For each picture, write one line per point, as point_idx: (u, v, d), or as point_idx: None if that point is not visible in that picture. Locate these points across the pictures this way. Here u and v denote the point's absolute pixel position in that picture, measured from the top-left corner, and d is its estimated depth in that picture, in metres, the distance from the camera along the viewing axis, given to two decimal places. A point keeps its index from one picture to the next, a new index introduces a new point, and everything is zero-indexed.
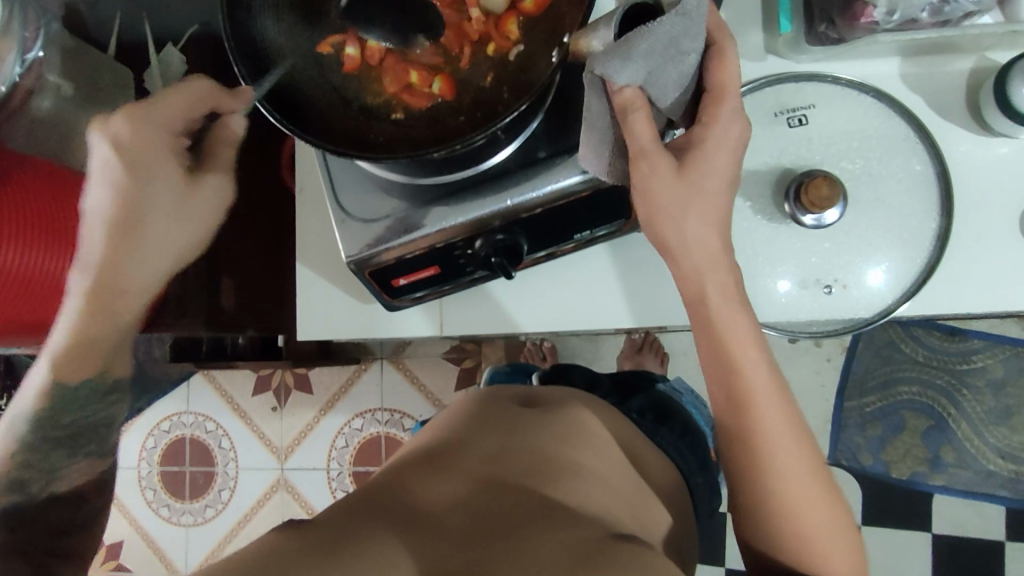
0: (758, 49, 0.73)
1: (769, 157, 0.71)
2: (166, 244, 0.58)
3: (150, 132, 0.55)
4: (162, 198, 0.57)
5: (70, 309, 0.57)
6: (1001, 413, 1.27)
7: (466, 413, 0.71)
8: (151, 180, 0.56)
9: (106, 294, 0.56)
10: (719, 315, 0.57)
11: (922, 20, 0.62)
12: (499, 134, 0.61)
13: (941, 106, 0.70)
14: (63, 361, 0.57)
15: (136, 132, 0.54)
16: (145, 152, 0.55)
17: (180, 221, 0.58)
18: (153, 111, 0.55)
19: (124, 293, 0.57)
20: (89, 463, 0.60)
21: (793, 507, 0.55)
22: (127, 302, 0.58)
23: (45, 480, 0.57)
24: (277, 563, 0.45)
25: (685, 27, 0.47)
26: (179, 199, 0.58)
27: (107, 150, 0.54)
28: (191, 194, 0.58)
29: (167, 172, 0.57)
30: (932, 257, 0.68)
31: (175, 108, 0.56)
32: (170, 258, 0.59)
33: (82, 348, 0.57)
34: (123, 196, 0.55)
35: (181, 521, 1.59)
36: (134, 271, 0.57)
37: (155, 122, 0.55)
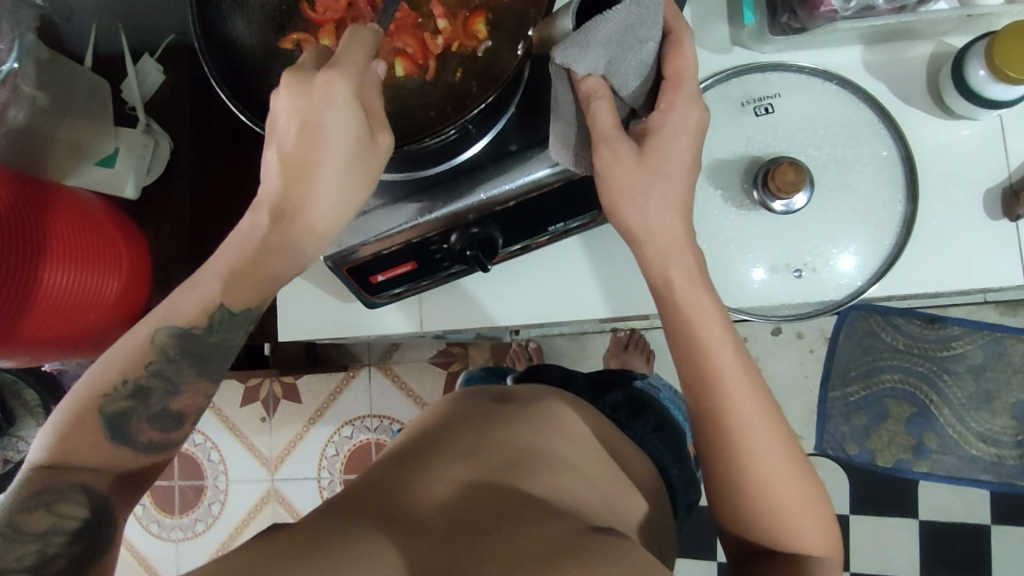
0: (724, 42, 0.74)
1: (737, 146, 0.72)
2: (337, 199, 0.56)
3: (337, 84, 0.52)
4: (341, 149, 0.54)
5: (241, 251, 0.57)
6: (982, 398, 1.28)
7: (443, 412, 0.71)
8: (334, 127, 0.53)
9: (281, 238, 0.56)
10: (685, 297, 0.58)
11: (879, 6, 0.64)
12: (471, 129, 0.62)
13: (902, 91, 0.72)
14: (230, 284, 0.57)
15: (327, 80, 0.52)
16: (321, 105, 0.52)
17: (360, 179, 0.55)
18: (344, 65, 0.52)
19: (298, 237, 0.57)
20: (208, 383, 0.60)
21: (765, 485, 0.56)
22: (297, 245, 0.57)
23: (166, 391, 0.57)
24: (256, 565, 0.45)
25: (641, 17, 0.49)
26: (356, 151, 0.54)
27: (295, 99, 0.52)
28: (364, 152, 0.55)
29: (349, 123, 0.53)
30: (898, 239, 0.70)
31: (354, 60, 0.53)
32: (333, 216, 0.57)
33: (251, 279, 0.57)
34: (303, 144, 0.53)
35: (171, 536, 1.58)
36: (314, 218, 0.56)
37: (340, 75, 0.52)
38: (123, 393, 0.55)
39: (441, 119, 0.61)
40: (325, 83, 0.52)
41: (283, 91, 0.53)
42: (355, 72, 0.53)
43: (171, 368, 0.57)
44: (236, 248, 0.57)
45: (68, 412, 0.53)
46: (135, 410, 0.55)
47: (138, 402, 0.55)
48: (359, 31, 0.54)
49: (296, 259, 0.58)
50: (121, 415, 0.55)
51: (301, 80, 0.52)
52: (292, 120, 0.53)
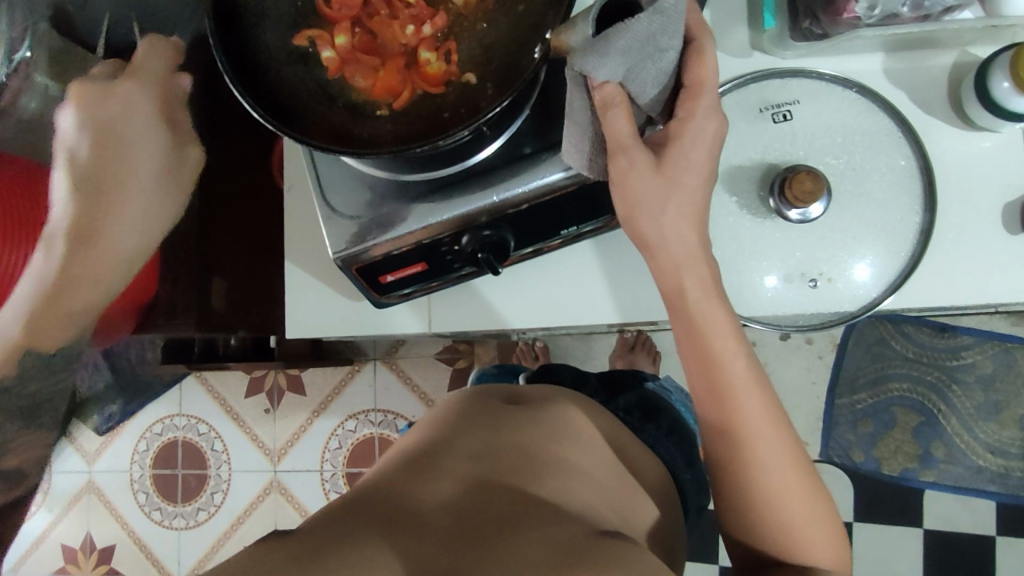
0: (743, 46, 0.74)
1: (754, 153, 0.71)
2: (145, 216, 0.57)
3: (134, 94, 0.56)
4: (150, 160, 0.56)
5: (32, 283, 0.54)
6: (991, 409, 1.27)
7: (450, 413, 0.71)
8: (142, 145, 0.56)
9: (82, 260, 0.54)
10: (699, 306, 0.57)
11: (903, 14, 0.63)
12: (484, 130, 0.62)
13: (923, 100, 0.71)
14: (34, 328, 0.54)
15: (120, 94, 0.55)
16: (127, 115, 0.55)
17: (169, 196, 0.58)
18: (142, 72, 0.58)
19: (101, 265, 0.55)
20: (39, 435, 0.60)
21: (775, 498, 0.56)
22: (96, 272, 0.55)
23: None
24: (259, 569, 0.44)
25: (663, 25, 0.48)
26: (165, 164, 0.58)
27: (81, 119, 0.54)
28: (173, 171, 0.59)
29: (155, 136, 0.57)
30: (915, 250, 0.69)
31: (151, 70, 0.59)
32: (139, 238, 0.57)
33: (57, 316, 0.54)
34: (104, 157, 0.54)
35: (173, 524, 1.58)
36: (116, 245, 0.55)
37: (140, 88, 0.57)
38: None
39: (455, 122, 0.61)
40: (129, 95, 0.56)
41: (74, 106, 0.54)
42: (153, 87, 0.58)
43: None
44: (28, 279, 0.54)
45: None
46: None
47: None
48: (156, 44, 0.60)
49: (98, 286, 0.56)
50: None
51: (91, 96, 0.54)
52: (85, 128, 0.54)
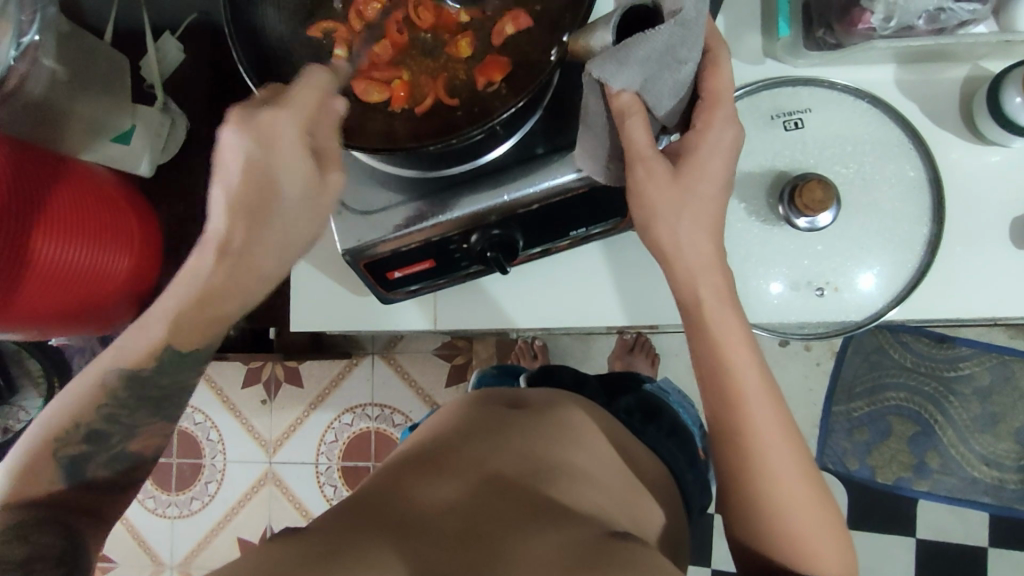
0: (756, 52, 0.74)
1: (764, 159, 0.71)
2: (284, 243, 0.55)
3: (286, 129, 0.50)
4: (290, 193, 0.52)
5: (186, 288, 0.56)
6: (986, 421, 1.28)
7: (457, 416, 0.71)
8: (283, 176, 0.51)
9: (237, 277, 0.54)
10: (710, 311, 0.58)
11: (919, 27, 0.63)
12: (497, 129, 0.61)
13: (934, 113, 0.71)
14: (177, 329, 0.57)
15: (271, 124, 0.50)
16: (274, 148, 0.50)
17: (307, 223, 0.54)
18: (292, 107, 0.50)
19: (243, 279, 0.55)
20: (165, 424, 0.62)
21: (778, 505, 0.57)
22: (243, 285, 0.55)
23: (123, 434, 0.60)
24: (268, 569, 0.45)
25: (683, 36, 0.48)
26: (307, 201, 0.53)
27: (243, 145, 0.50)
28: (318, 199, 0.54)
29: (300, 164, 0.51)
30: (922, 261, 0.69)
31: (303, 104, 0.51)
32: (285, 256, 0.56)
33: (194, 323, 0.57)
34: (252, 187, 0.51)
35: (166, 513, 1.58)
36: (257, 264, 0.54)
37: (287, 122, 0.50)
38: (79, 438, 0.57)
39: (468, 119, 0.61)
40: (268, 129, 0.50)
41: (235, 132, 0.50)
42: (306, 111, 0.51)
43: (129, 411, 0.59)
44: (182, 283, 0.56)
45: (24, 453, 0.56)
46: (91, 454, 0.58)
47: (93, 446, 0.58)
48: (315, 71, 0.52)
49: (246, 294, 0.56)
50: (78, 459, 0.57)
51: (249, 122, 0.50)
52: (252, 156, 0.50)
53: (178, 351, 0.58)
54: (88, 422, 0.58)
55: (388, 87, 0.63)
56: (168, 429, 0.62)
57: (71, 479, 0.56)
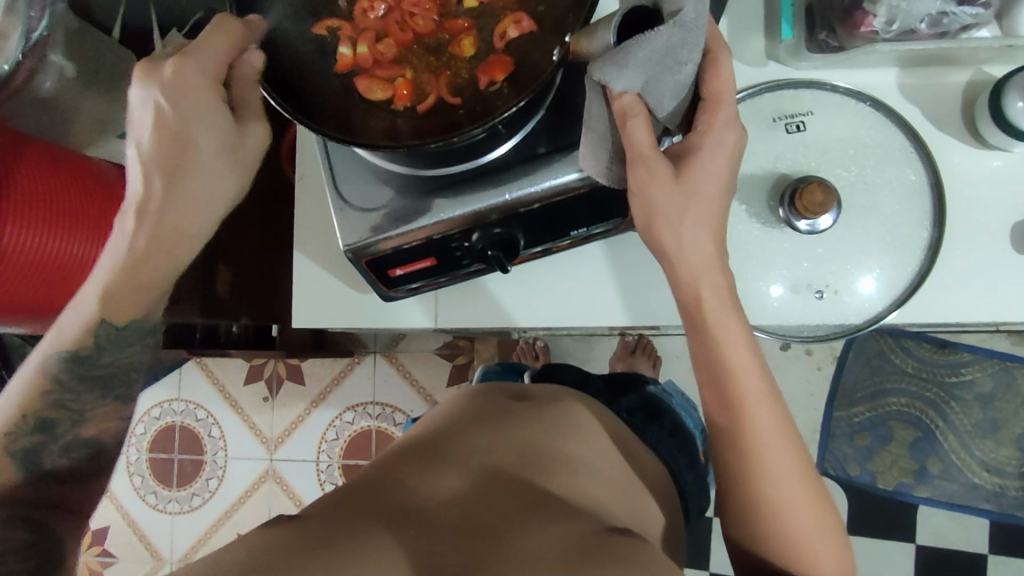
0: (760, 55, 0.74)
1: (766, 162, 0.72)
2: (202, 197, 0.57)
3: (193, 78, 0.54)
4: (206, 142, 0.55)
5: (111, 258, 0.57)
6: (988, 427, 1.28)
7: (458, 407, 0.71)
8: (197, 123, 0.54)
9: (158, 237, 0.56)
10: (711, 312, 0.58)
11: (922, 31, 0.63)
12: (500, 128, 0.62)
13: (936, 117, 0.71)
14: (107, 298, 0.57)
15: (175, 75, 0.53)
16: (183, 92, 0.53)
17: (225, 169, 0.57)
18: (198, 54, 0.54)
19: (170, 235, 0.57)
20: (115, 407, 0.62)
21: (774, 506, 0.57)
22: (171, 244, 0.57)
23: (73, 421, 0.60)
24: (269, 557, 0.45)
25: (683, 38, 0.49)
26: (225, 147, 0.56)
27: (155, 97, 0.53)
28: (237, 145, 0.57)
29: (215, 113, 0.55)
30: (923, 265, 0.69)
31: (213, 50, 0.55)
32: (212, 209, 0.58)
33: (128, 289, 0.57)
34: (165, 139, 0.54)
35: (167, 509, 1.58)
36: (181, 219, 0.57)
37: (203, 69, 0.54)
38: (29, 428, 0.57)
39: (470, 119, 0.61)
40: (189, 73, 0.53)
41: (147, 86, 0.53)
42: (212, 61, 0.55)
43: (74, 392, 0.59)
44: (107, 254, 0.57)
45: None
46: (45, 443, 0.58)
47: (47, 435, 0.58)
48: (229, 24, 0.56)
49: (172, 255, 0.58)
50: (34, 449, 0.57)
51: (155, 73, 0.53)
52: (149, 109, 0.53)
53: (115, 325, 0.58)
54: (37, 411, 0.58)
55: (393, 88, 0.64)
56: (120, 411, 0.63)
57: (29, 471, 0.57)
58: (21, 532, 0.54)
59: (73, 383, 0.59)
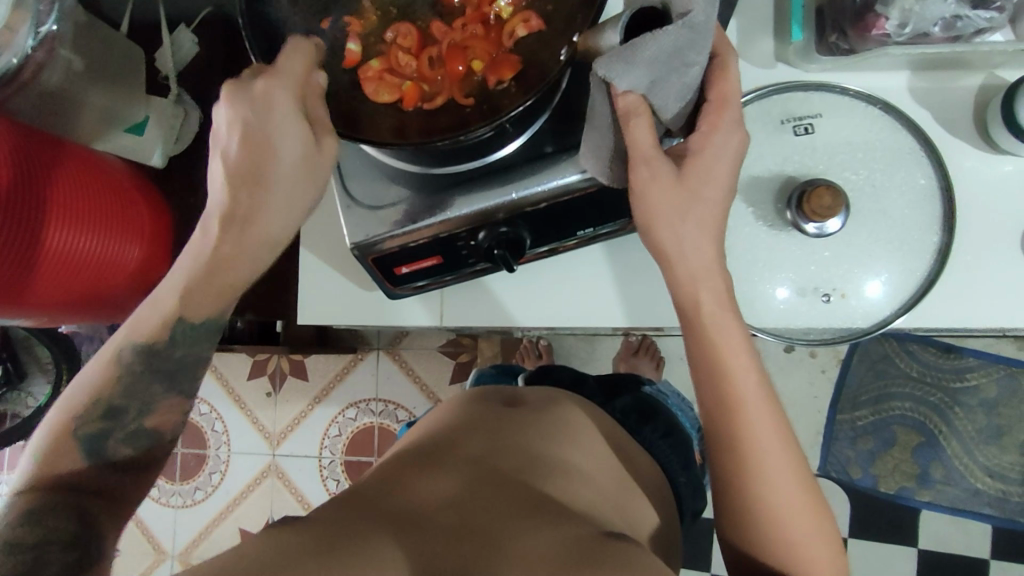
0: (769, 56, 0.74)
1: (773, 164, 0.71)
2: (282, 214, 0.55)
3: (282, 99, 0.51)
4: (289, 155, 0.53)
5: (192, 260, 0.56)
6: (992, 432, 1.27)
7: (457, 412, 0.71)
8: (275, 140, 0.52)
9: (233, 247, 0.55)
10: (711, 314, 0.58)
11: (933, 34, 0.63)
12: (507, 127, 0.61)
13: (946, 121, 0.71)
14: (189, 298, 0.58)
15: (245, 89, 0.51)
16: (264, 111, 0.51)
17: (304, 183, 0.54)
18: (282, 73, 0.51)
19: (250, 245, 0.55)
20: (182, 399, 0.62)
21: (777, 510, 0.57)
22: (250, 252, 0.56)
23: (138, 410, 0.60)
24: (265, 560, 0.44)
25: (691, 40, 0.48)
26: (304, 161, 0.53)
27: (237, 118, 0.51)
28: (319, 160, 0.54)
29: (296, 132, 0.52)
30: (930, 269, 0.69)
31: (296, 68, 0.52)
32: (291, 220, 0.56)
33: (206, 290, 0.57)
34: (251, 157, 0.52)
35: (169, 502, 1.58)
36: (262, 230, 0.55)
37: (286, 84, 0.51)
38: (97, 414, 0.58)
39: (478, 116, 0.61)
40: (271, 93, 0.51)
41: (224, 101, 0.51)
42: (297, 79, 0.52)
43: (142, 385, 0.60)
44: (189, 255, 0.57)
45: (48, 437, 0.57)
46: (111, 429, 0.59)
47: (112, 422, 0.59)
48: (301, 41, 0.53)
49: (250, 264, 0.57)
50: (97, 435, 0.58)
51: (242, 91, 0.51)
52: (233, 128, 0.51)
53: (189, 323, 0.59)
54: (107, 398, 0.59)
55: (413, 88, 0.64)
56: (185, 405, 0.63)
57: (94, 458, 0.58)
58: (69, 519, 0.53)
59: (144, 373, 0.60)
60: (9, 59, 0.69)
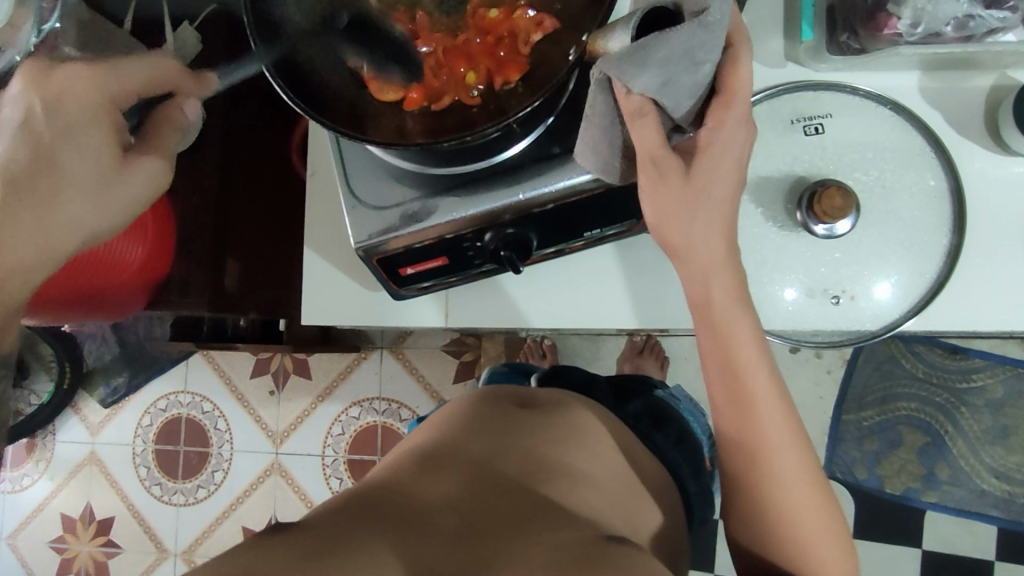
0: (779, 55, 0.73)
1: (783, 164, 0.71)
2: (75, 214, 0.57)
3: (96, 96, 0.57)
4: (80, 161, 0.56)
5: None
6: (998, 433, 1.27)
7: (460, 413, 0.71)
8: (75, 142, 0.56)
9: (9, 244, 0.54)
10: (720, 314, 0.58)
11: (947, 34, 0.62)
12: (514, 127, 0.61)
13: (957, 121, 0.70)
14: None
15: (92, 86, 0.57)
16: (82, 115, 0.56)
17: (100, 198, 0.57)
18: (116, 73, 0.58)
19: (9, 250, 0.54)
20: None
21: (787, 512, 0.57)
22: (23, 252, 0.55)
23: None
24: (261, 566, 0.44)
25: (705, 38, 0.48)
26: (105, 176, 0.58)
27: (18, 110, 0.55)
28: (124, 176, 0.59)
29: (95, 136, 0.57)
30: (941, 271, 0.68)
31: (136, 76, 0.59)
32: (52, 228, 0.56)
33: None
34: (33, 156, 0.55)
35: (172, 500, 1.58)
36: (10, 233, 0.54)
37: (109, 89, 0.57)
38: None
39: (484, 117, 0.61)
40: (72, 86, 0.56)
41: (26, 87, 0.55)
42: (118, 89, 0.58)
43: None
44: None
45: None
46: None
47: None
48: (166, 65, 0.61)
49: (22, 265, 0.55)
50: None
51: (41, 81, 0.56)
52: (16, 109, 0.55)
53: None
54: None
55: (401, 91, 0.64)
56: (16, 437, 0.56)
57: None
58: None
59: None
60: (13, 57, 0.67)
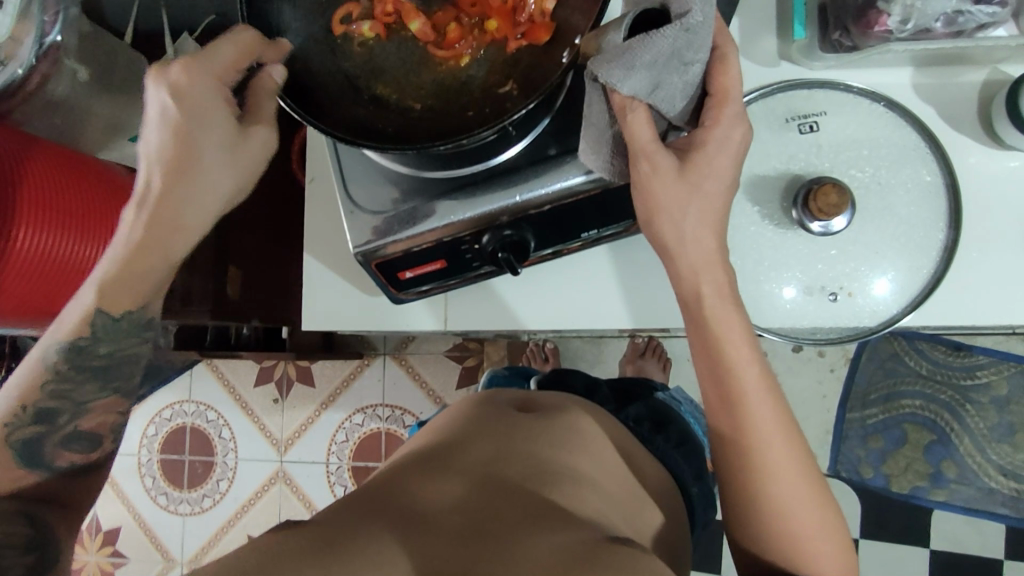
0: (772, 54, 0.74)
1: (778, 162, 0.71)
2: (217, 187, 0.57)
3: (201, 82, 0.54)
4: (213, 146, 0.55)
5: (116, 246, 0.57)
6: (1004, 431, 1.26)
7: (466, 416, 0.71)
8: (204, 135, 0.55)
9: (157, 228, 0.56)
10: (715, 311, 0.58)
11: (936, 30, 0.62)
12: (510, 130, 0.63)
13: (950, 116, 0.71)
14: (105, 292, 0.58)
15: (191, 82, 0.53)
16: (194, 101, 0.54)
17: (225, 170, 0.57)
18: (207, 59, 0.54)
19: (165, 231, 0.56)
20: (115, 399, 0.63)
21: (785, 507, 0.57)
22: (165, 241, 0.57)
23: (72, 413, 0.61)
24: (267, 562, 0.44)
25: (689, 41, 0.48)
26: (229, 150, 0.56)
27: (164, 98, 0.53)
28: (241, 146, 0.57)
29: (219, 122, 0.55)
30: (938, 267, 0.68)
31: (228, 57, 0.55)
32: (215, 203, 0.58)
33: (125, 282, 0.58)
34: (180, 142, 0.54)
35: (178, 510, 1.59)
36: (177, 218, 0.57)
37: (207, 70, 0.54)
38: (30, 419, 0.58)
39: (481, 121, 0.62)
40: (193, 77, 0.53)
41: (164, 88, 0.53)
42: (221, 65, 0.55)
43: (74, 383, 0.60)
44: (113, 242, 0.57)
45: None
46: (46, 434, 0.59)
47: (47, 425, 0.59)
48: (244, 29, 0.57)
49: (187, 232, 0.58)
50: (35, 439, 0.58)
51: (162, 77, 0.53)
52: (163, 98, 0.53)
53: (108, 315, 0.59)
54: (34, 404, 0.59)
55: (395, 101, 0.66)
56: (120, 404, 0.64)
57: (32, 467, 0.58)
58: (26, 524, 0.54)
59: (70, 373, 0.60)
60: (14, 71, 0.68)
